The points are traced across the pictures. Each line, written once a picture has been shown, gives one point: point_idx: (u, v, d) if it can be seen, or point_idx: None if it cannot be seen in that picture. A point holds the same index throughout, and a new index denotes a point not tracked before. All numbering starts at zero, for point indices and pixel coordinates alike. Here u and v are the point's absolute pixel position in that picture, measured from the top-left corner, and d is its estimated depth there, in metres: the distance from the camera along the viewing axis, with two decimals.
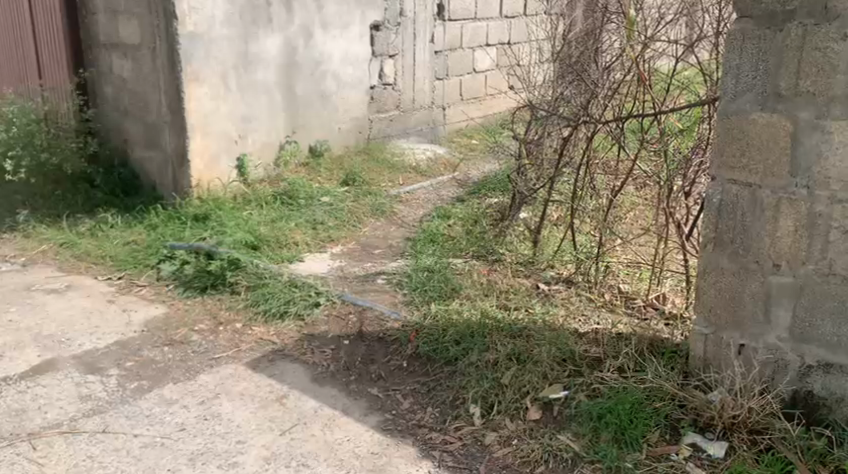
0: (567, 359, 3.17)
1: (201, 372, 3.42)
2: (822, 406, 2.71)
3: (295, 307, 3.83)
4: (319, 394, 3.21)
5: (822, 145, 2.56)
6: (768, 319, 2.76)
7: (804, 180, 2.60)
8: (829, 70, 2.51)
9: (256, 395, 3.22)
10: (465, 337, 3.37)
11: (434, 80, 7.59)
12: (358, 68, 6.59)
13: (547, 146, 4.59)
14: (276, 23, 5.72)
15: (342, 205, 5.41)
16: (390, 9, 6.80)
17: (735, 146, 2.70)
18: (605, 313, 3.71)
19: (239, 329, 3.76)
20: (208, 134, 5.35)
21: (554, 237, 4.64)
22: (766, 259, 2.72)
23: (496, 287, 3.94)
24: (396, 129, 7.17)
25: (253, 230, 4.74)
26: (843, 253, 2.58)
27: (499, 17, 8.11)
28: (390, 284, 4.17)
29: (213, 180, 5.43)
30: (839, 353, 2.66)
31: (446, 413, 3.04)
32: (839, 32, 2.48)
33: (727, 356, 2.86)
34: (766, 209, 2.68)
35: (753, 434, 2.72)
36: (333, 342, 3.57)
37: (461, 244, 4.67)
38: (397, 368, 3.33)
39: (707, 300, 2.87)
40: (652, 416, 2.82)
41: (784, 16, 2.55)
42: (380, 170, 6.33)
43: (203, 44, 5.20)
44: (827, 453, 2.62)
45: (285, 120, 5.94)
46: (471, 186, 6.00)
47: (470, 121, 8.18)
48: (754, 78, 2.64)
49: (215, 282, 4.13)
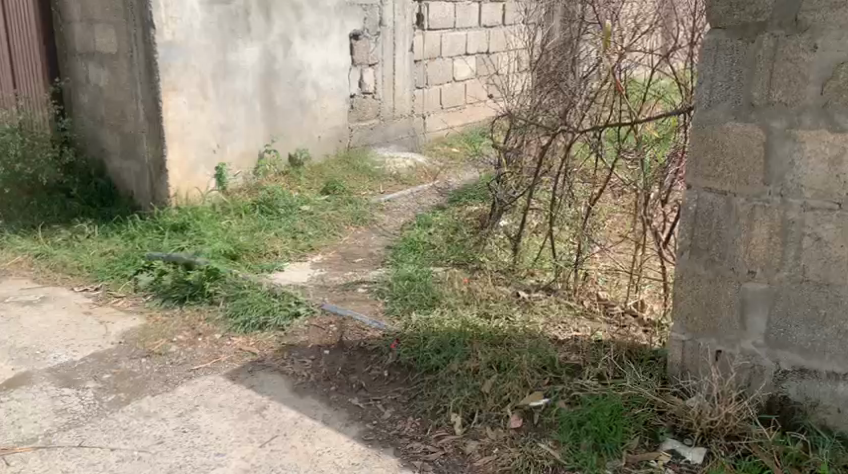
0: (546, 366, 3.19)
1: (179, 383, 3.40)
2: (797, 411, 2.75)
3: (275, 317, 3.82)
4: (300, 404, 3.20)
5: (794, 154, 2.60)
6: (744, 326, 2.79)
7: (777, 188, 2.64)
8: (800, 81, 2.55)
9: (235, 406, 3.20)
10: (446, 346, 3.38)
11: (414, 88, 7.62)
12: (338, 77, 6.60)
13: None
14: (256, 32, 5.73)
15: (322, 214, 5.42)
16: (369, 18, 6.83)
17: (709, 155, 2.74)
18: (584, 321, 3.74)
19: (218, 340, 3.75)
20: (186, 144, 5.33)
21: (534, 244, 4.66)
22: (741, 266, 2.75)
23: (477, 295, 3.96)
24: (376, 137, 7.18)
25: (232, 240, 4.74)
26: (815, 260, 2.63)
27: (477, 26, 8.18)
28: (371, 293, 4.17)
29: (190, 189, 5.41)
30: (813, 359, 2.70)
31: (427, 422, 3.04)
32: (809, 44, 2.52)
33: (705, 362, 2.89)
34: (741, 217, 2.72)
35: (731, 440, 2.75)
36: (314, 352, 3.56)
37: (442, 253, 4.69)
38: (378, 378, 3.33)
39: (684, 307, 2.90)
40: (631, 423, 2.84)
41: (755, 27, 2.59)
42: (361, 179, 6.34)
43: (181, 52, 5.19)
44: (803, 458, 2.63)
45: (264, 129, 5.93)
46: (451, 194, 6.03)
47: (451, 130, 8.21)
48: (728, 88, 2.67)
49: (193, 293, 4.11)
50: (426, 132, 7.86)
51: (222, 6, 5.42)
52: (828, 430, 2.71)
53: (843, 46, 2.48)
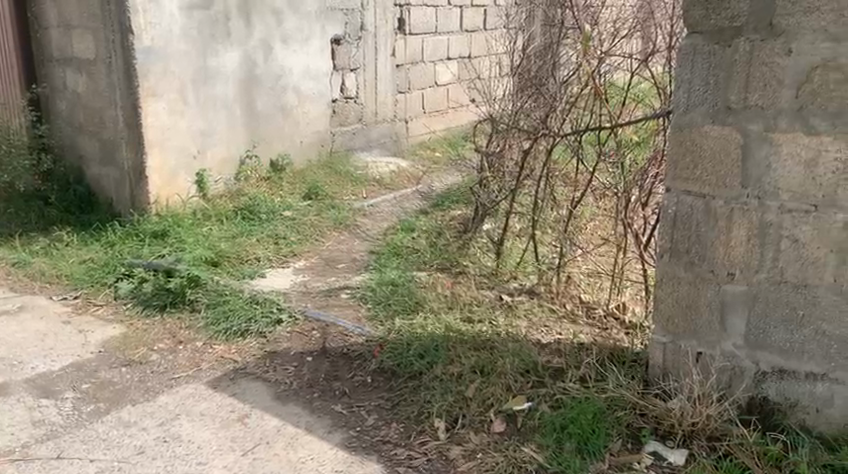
0: (529, 370, 3.20)
1: (160, 392, 3.38)
2: (777, 411, 2.77)
3: (257, 325, 3.81)
4: (282, 412, 3.19)
5: (771, 157, 2.62)
6: (724, 328, 2.81)
7: (755, 190, 2.66)
8: (776, 84, 2.58)
9: (217, 415, 3.19)
10: (429, 351, 3.38)
11: (396, 93, 7.62)
12: (320, 82, 6.60)
13: (508, 160, 4.61)
14: (236, 37, 5.72)
15: (304, 219, 5.41)
16: (350, 23, 6.83)
17: (687, 158, 2.76)
18: (566, 324, 3.76)
19: (199, 348, 3.73)
20: (166, 150, 5.30)
21: (517, 248, 4.68)
22: (720, 268, 2.77)
23: (460, 299, 3.96)
24: (358, 142, 7.17)
25: (213, 246, 4.72)
26: (793, 262, 2.65)
27: (458, 31, 8.21)
28: (354, 299, 4.17)
29: (170, 195, 5.38)
30: (792, 360, 2.72)
31: (410, 428, 3.04)
32: (784, 47, 2.55)
33: (686, 364, 2.90)
34: (719, 219, 2.74)
35: (712, 441, 2.77)
36: (296, 359, 3.55)
37: (424, 257, 4.70)
38: (361, 384, 3.33)
39: (665, 309, 2.92)
40: (613, 425, 2.85)
41: (731, 32, 2.62)
42: (343, 184, 6.34)
43: (160, 58, 5.17)
44: (783, 457, 2.65)
45: (245, 135, 5.92)
46: (433, 198, 6.03)
47: (433, 134, 8.23)
48: (705, 92, 2.70)
49: (174, 300, 4.09)
50: (409, 137, 7.86)
51: (202, 12, 5.42)
52: (808, 430, 2.73)
53: (816, 50, 2.51)
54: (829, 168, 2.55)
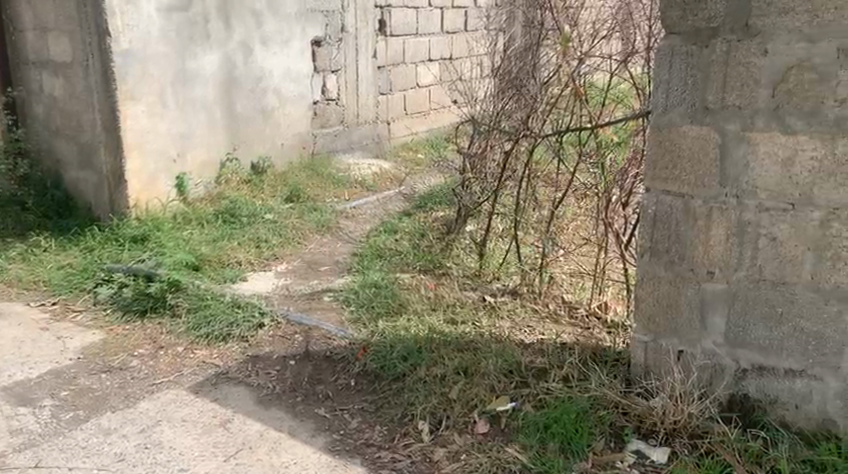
0: (512, 370, 3.21)
1: (140, 399, 3.36)
2: (757, 408, 2.79)
3: (239, 329, 3.79)
4: (265, 416, 3.18)
5: (748, 156, 2.64)
6: (704, 326, 2.83)
7: (733, 190, 2.69)
8: (752, 84, 2.60)
9: (198, 420, 3.18)
10: (412, 353, 3.38)
11: (378, 94, 7.62)
12: (301, 83, 6.60)
13: (490, 161, 4.62)
14: (215, 39, 5.71)
15: (286, 222, 5.39)
16: (331, 25, 6.82)
17: (667, 158, 2.78)
18: (549, 324, 3.77)
19: (180, 353, 3.71)
20: (145, 153, 5.28)
21: (499, 249, 4.69)
22: (700, 267, 2.79)
23: (443, 301, 3.97)
24: (341, 143, 7.16)
25: (193, 250, 4.70)
26: (771, 260, 2.67)
27: (439, 32, 8.23)
28: (336, 302, 4.16)
29: (150, 199, 5.35)
30: (771, 357, 2.74)
31: (394, 430, 3.04)
32: (760, 48, 2.57)
33: (667, 363, 2.93)
34: (698, 218, 2.76)
35: (694, 439, 2.79)
36: (279, 362, 3.54)
37: (407, 259, 4.70)
38: (344, 388, 3.33)
39: (646, 308, 2.94)
40: (596, 424, 2.87)
41: (708, 32, 2.64)
42: (325, 186, 6.33)
43: (138, 60, 5.15)
44: (763, 454, 2.67)
45: (225, 137, 5.91)
46: (416, 199, 6.03)
47: (415, 136, 8.23)
48: (683, 93, 2.72)
49: (154, 305, 4.07)
50: (391, 138, 7.86)
51: (180, 14, 5.40)
52: (787, 426, 2.75)
53: (792, 51, 2.53)
54: (805, 167, 2.57)
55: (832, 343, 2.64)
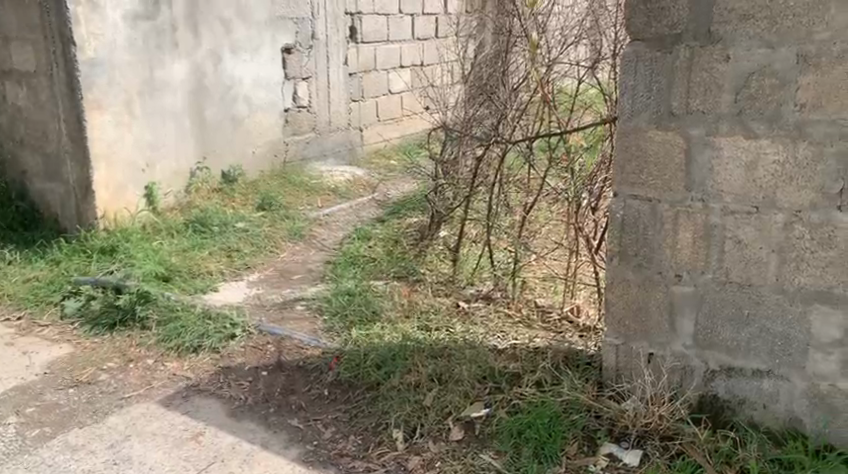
0: (486, 376, 3.23)
1: (109, 413, 3.33)
2: (726, 408, 2.83)
3: (210, 340, 3.77)
4: (237, 429, 3.16)
5: (713, 161, 2.68)
6: (673, 329, 2.87)
7: (699, 193, 2.72)
8: (716, 90, 2.64)
9: (169, 434, 3.15)
10: (386, 361, 3.38)
11: (350, 101, 7.62)
12: (271, 91, 6.60)
13: (462, 167, 4.64)
14: (183, 48, 5.69)
15: (258, 231, 5.36)
16: (301, 32, 6.82)
17: (634, 164, 2.81)
18: (522, 329, 3.79)
19: (150, 366, 3.68)
20: (113, 164, 5.23)
21: (473, 253, 4.72)
22: (668, 270, 2.83)
23: (417, 307, 3.99)
24: (313, 151, 7.16)
25: (163, 261, 4.66)
26: (738, 262, 2.71)
27: (410, 39, 8.26)
28: (309, 311, 4.15)
29: (119, 210, 5.30)
30: (739, 358, 2.78)
31: (368, 440, 3.03)
32: (722, 54, 2.61)
33: (638, 366, 2.96)
34: (665, 222, 2.79)
35: (665, 440, 2.81)
36: (251, 373, 3.53)
37: (381, 266, 4.70)
38: (317, 397, 3.32)
39: (616, 312, 2.97)
40: (569, 428, 2.89)
41: (672, 39, 2.68)
42: (298, 193, 6.32)
43: (105, 69, 5.10)
44: (732, 454, 2.70)
45: (194, 145, 5.89)
46: (389, 206, 6.03)
47: (388, 142, 8.24)
48: (649, 98, 2.75)
49: (124, 318, 4.04)
50: (363, 145, 7.87)
51: (146, 22, 5.37)
52: (756, 426, 2.78)
53: (753, 57, 2.57)
54: (768, 170, 2.61)
55: (797, 343, 2.67)
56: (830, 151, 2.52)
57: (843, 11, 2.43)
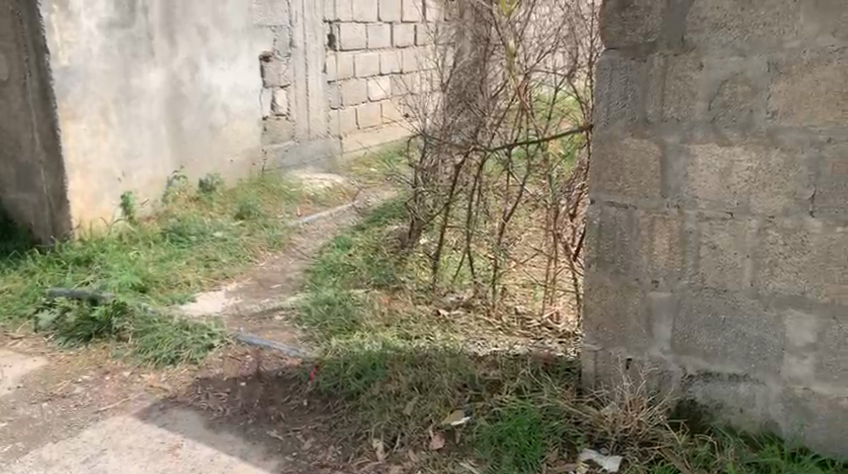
0: (467, 384, 3.23)
1: (84, 427, 3.30)
2: (703, 413, 2.85)
3: (187, 351, 3.75)
4: (215, 440, 3.14)
5: (688, 167, 2.70)
6: (651, 334, 2.89)
7: (674, 199, 2.74)
8: (689, 97, 2.66)
9: (146, 447, 3.12)
10: (366, 369, 3.38)
11: (329, 109, 7.61)
12: (249, 99, 6.58)
13: (441, 174, 4.65)
14: (159, 56, 5.67)
15: (236, 240, 5.34)
16: (279, 39, 6.81)
17: (610, 171, 2.83)
18: (502, 336, 3.80)
19: (127, 378, 3.65)
20: (88, 173, 5.19)
21: (454, 260, 4.72)
22: (645, 276, 2.85)
23: (397, 316, 3.98)
24: (292, 159, 7.15)
25: (139, 271, 4.61)
26: (713, 267, 2.73)
27: (389, 47, 8.28)
28: (289, 320, 4.14)
29: (94, 220, 5.25)
30: (716, 362, 2.80)
31: (348, 450, 3.03)
32: (695, 62, 2.63)
33: (616, 371, 2.97)
34: (642, 228, 2.82)
35: (644, 446, 2.82)
36: (229, 384, 3.52)
37: (360, 274, 4.69)
38: (297, 408, 3.31)
39: (594, 318, 2.98)
40: (549, 435, 2.89)
41: (646, 47, 2.70)
42: (277, 202, 6.29)
43: (79, 78, 5.06)
44: (710, 458, 2.72)
45: (171, 154, 5.86)
46: (369, 213, 6.03)
47: (368, 150, 8.24)
48: (624, 106, 2.77)
49: (99, 329, 4.00)
50: (343, 152, 7.86)
51: (121, 30, 5.35)
52: (733, 430, 2.80)
53: (726, 65, 2.59)
54: (741, 176, 2.63)
55: (773, 347, 2.69)
56: (802, 158, 2.54)
57: (813, 21, 2.46)
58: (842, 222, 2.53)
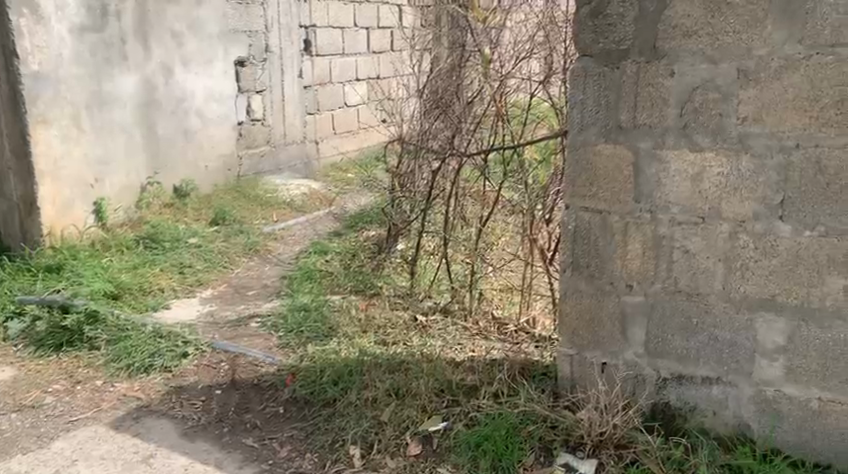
0: (444, 389, 3.24)
1: (54, 438, 3.27)
2: (677, 416, 2.87)
3: (161, 359, 3.73)
4: (189, 449, 3.12)
5: (660, 173, 2.73)
6: (625, 338, 2.91)
7: (647, 205, 2.77)
8: (661, 104, 2.69)
9: (118, 457, 3.09)
10: (343, 376, 3.37)
11: (305, 115, 7.60)
12: (224, 104, 6.56)
13: (418, 180, 4.66)
14: (132, 61, 5.64)
15: (211, 246, 5.32)
16: (255, 45, 6.79)
17: (584, 177, 2.86)
18: (480, 341, 3.81)
19: (99, 387, 3.62)
20: (60, 180, 5.14)
21: (431, 265, 4.73)
22: (619, 281, 2.88)
23: (374, 321, 3.98)
24: (268, 164, 7.13)
25: (113, 278, 4.57)
26: (686, 272, 2.76)
27: (365, 52, 8.29)
28: (264, 327, 4.12)
29: (66, 227, 5.20)
30: (689, 366, 2.83)
31: (325, 457, 3.02)
32: (667, 69, 2.67)
33: (592, 375, 3.00)
34: (615, 233, 2.84)
35: (620, 449, 2.83)
36: (205, 393, 3.50)
37: (338, 281, 4.69)
38: (273, 416, 3.30)
39: (570, 322, 3.00)
40: (525, 440, 2.90)
41: (619, 54, 2.73)
42: (253, 208, 6.26)
43: (51, 83, 5.02)
44: (685, 460, 2.74)
45: (144, 160, 5.82)
46: (346, 218, 6.03)
47: (345, 155, 8.23)
48: (597, 112, 2.80)
49: (71, 339, 3.97)
50: (320, 158, 7.85)
51: (93, 35, 5.31)
52: (706, 432, 2.83)
53: (696, 72, 2.63)
54: (712, 182, 2.67)
55: (745, 350, 2.73)
56: (770, 163, 2.58)
57: (781, 28, 2.50)
58: (810, 226, 2.57)
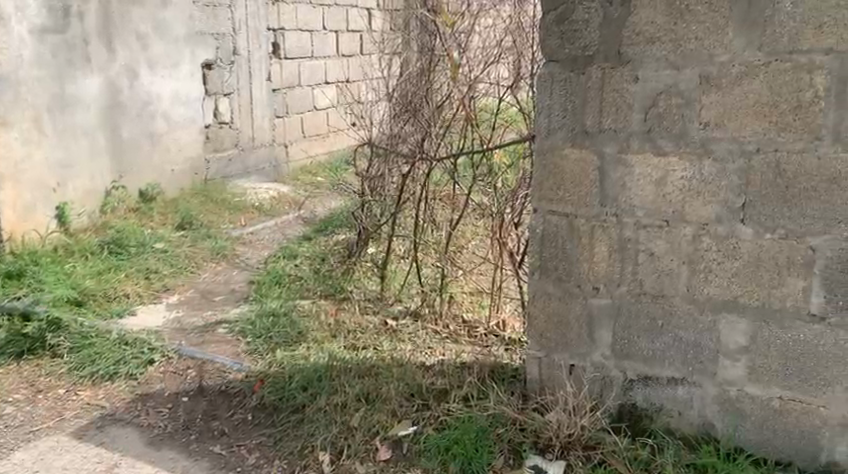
0: (414, 393, 3.25)
1: (15, 449, 3.22)
2: (644, 417, 2.91)
3: (126, 367, 3.69)
4: (155, 458, 3.09)
5: (625, 177, 2.77)
6: (592, 340, 2.94)
7: (613, 208, 2.81)
8: (626, 109, 2.73)
9: (82, 468, 3.05)
10: (312, 382, 3.37)
11: (274, 117, 7.56)
12: (191, 107, 6.50)
13: (387, 184, 4.66)
14: (95, 62, 5.58)
15: (178, 252, 5.28)
16: (222, 47, 6.75)
17: (551, 181, 2.89)
18: (449, 344, 3.82)
19: (61, 396, 3.58)
20: (20, 183, 5.07)
21: (401, 270, 4.72)
22: (585, 283, 2.91)
23: (344, 326, 3.99)
24: (236, 168, 7.09)
25: (76, 285, 4.51)
26: (651, 274, 2.80)
27: (334, 55, 8.28)
28: (232, 333, 4.10)
29: (27, 232, 5.12)
30: (655, 366, 2.87)
31: (294, 463, 3.01)
32: (631, 74, 2.70)
33: (560, 377, 3.02)
34: (582, 235, 2.87)
35: (588, 450, 2.86)
36: (171, 400, 3.48)
37: (307, 285, 4.68)
38: (241, 422, 3.28)
39: (538, 324, 3.03)
40: (494, 443, 2.92)
41: (584, 60, 2.77)
42: (220, 212, 6.22)
43: (11, 84, 4.94)
44: (651, 461, 2.78)
45: (108, 162, 5.76)
46: (315, 223, 6.01)
47: (312, 159, 8.21)
48: (564, 117, 2.83)
49: (32, 346, 3.91)
50: (288, 161, 7.82)
51: (55, 36, 5.25)
52: (672, 432, 2.87)
53: (659, 78, 2.67)
54: (676, 186, 2.71)
55: (708, 351, 2.77)
56: (732, 168, 2.63)
57: (741, 35, 2.55)
58: (770, 228, 2.61)
